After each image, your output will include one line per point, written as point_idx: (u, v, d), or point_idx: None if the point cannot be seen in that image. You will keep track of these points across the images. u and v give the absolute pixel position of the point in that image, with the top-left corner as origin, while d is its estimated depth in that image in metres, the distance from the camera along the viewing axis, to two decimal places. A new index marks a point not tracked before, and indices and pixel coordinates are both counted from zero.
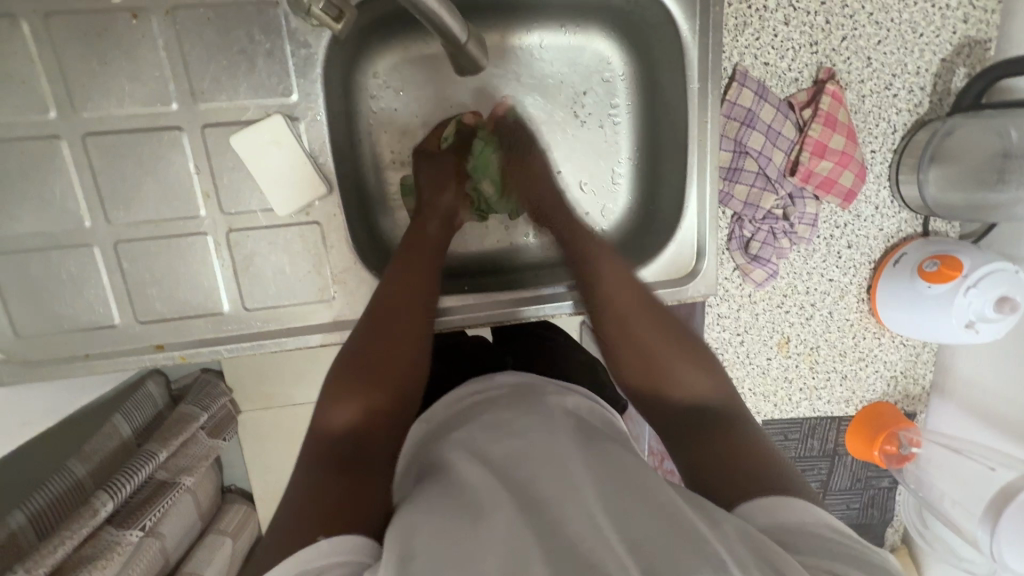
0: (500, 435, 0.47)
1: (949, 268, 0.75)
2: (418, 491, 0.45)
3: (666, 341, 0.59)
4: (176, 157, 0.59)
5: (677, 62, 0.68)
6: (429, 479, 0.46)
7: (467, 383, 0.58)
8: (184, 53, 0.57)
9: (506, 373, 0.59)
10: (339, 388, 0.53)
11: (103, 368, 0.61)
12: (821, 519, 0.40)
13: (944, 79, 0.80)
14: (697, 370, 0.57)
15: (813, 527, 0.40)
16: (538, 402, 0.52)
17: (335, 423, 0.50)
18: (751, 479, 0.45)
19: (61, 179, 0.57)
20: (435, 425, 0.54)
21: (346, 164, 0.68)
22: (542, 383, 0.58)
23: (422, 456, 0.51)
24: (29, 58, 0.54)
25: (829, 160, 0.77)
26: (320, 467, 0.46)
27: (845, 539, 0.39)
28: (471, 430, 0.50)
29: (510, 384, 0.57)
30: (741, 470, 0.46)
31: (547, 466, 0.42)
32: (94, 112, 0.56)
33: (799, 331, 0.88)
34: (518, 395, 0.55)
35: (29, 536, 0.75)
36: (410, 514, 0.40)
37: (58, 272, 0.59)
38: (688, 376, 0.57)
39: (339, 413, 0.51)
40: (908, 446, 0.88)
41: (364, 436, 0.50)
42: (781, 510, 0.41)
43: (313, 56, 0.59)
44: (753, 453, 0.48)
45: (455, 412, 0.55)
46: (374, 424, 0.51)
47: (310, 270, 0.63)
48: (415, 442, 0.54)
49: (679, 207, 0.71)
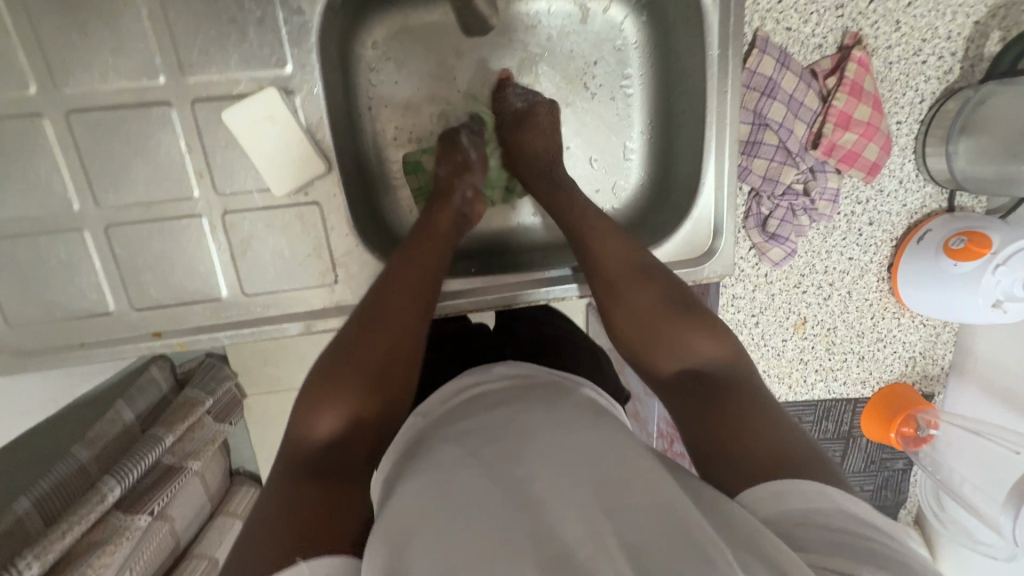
0: (496, 433, 0.45)
1: (978, 245, 0.71)
2: (411, 481, 0.43)
3: (664, 308, 0.57)
4: (165, 135, 0.55)
5: (695, 27, 0.63)
6: (423, 468, 0.44)
7: (464, 376, 0.56)
8: (170, 22, 0.53)
9: (504, 364, 0.57)
10: (322, 390, 0.51)
11: (99, 357, 0.59)
12: (841, 509, 0.38)
13: (977, 44, 0.75)
14: (697, 335, 0.55)
15: (833, 521, 0.37)
16: (540, 395, 0.50)
17: (314, 433, 0.50)
18: (765, 467, 0.43)
19: (45, 159, 0.54)
20: (429, 421, 0.51)
21: (344, 141, 0.64)
22: (543, 374, 0.55)
23: (417, 447, 0.48)
24: (4, 29, 0.51)
25: (854, 132, 0.73)
26: (298, 484, 0.46)
27: (870, 534, 0.36)
28: (469, 424, 0.47)
29: (510, 375, 0.55)
30: (748, 444, 0.45)
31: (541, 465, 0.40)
32: (76, 87, 0.53)
33: (816, 311, 0.85)
34: (519, 388, 0.52)
35: (35, 522, 0.73)
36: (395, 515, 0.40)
37: (47, 258, 0.56)
38: (693, 350, 0.55)
39: (323, 418, 0.50)
40: (926, 428, 0.85)
41: (339, 454, 0.49)
42: (794, 503, 0.39)
43: (308, 24, 0.55)
44: (768, 439, 0.46)
45: (451, 406, 0.52)
46: (350, 441, 0.50)
47: (310, 253, 0.61)
48: (408, 437, 0.51)
49: (696, 180, 0.67)
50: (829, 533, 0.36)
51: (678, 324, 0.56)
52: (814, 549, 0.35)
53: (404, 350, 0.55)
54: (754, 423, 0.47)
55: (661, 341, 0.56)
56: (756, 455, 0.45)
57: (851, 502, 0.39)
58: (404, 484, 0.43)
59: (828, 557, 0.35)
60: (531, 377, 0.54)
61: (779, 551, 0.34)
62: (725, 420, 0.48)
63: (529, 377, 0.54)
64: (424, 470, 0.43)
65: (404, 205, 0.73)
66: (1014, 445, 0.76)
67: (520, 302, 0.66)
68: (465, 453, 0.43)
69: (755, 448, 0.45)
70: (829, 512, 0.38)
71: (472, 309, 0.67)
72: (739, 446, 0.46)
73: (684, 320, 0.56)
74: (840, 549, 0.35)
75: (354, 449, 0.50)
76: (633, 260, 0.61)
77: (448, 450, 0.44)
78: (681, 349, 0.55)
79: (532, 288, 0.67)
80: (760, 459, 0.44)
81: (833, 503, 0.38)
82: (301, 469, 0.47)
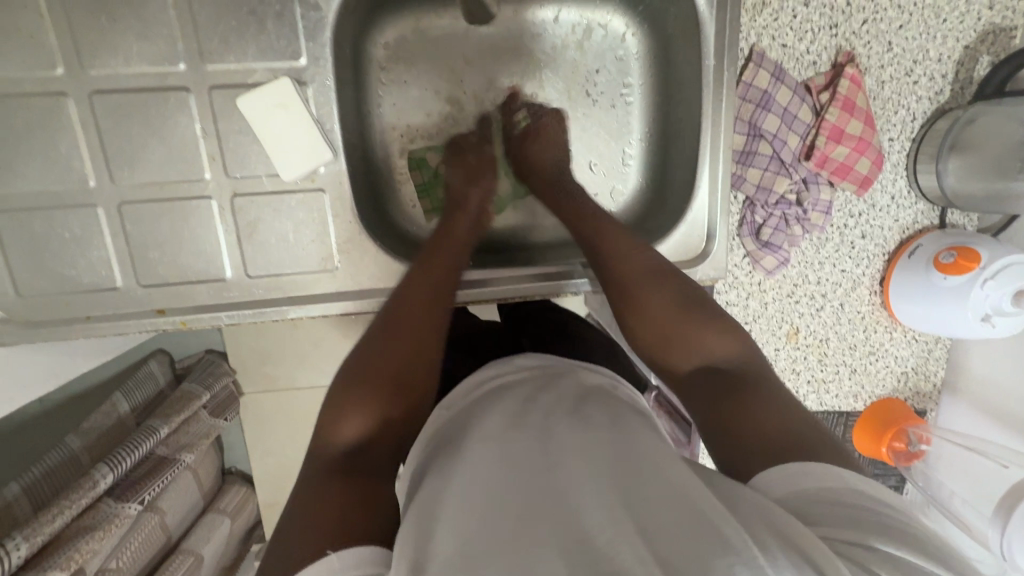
0: (517, 426, 0.45)
1: (966, 259, 0.73)
2: (428, 477, 0.43)
3: (681, 310, 0.57)
4: (182, 119, 0.58)
5: (693, 38, 0.66)
6: (437, 465, 0.44)
7: (488, 366, 0.56)
8: (193, 12, 0.56)
9: (526, 356, 0.57)
10: (347, 396, 0.51)
11: (103, 331, 0.61)
12: (852, 485, 0.39)
13: (966, 67, 0.78)
14: (719, 335, 0.55)
15: (837, 491, 0.39)
16: (559, 389, 0.50)
17: (340, 434, 0.49)
18: (781, 448, 0.44)
19: (66, 136, 0.57)
20: (455, 413, 0.51)
21: (352, 134, 0.67)
22: (568, 368, 0.55)
23: (442, 439, 0.48)
24: (38, 13, 0.54)
25: (846, 146, 0.75)
26: (325, 480, 0.45)
27: (871, 503, 0.38)
28: (485, 416, 0.48)
29: (530, 367, 0.55)
30: (759, 428, 0.46)
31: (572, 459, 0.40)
32: (101, 70, 0.56)
33: (809, 322, 0.87)
34: (543, 383, 0.52)
35: (25, 507, 0.74)
36: (423, 502, 0.40)
37: (61, 232, 0.58)
38: (709, 340, 0.55)
39: (347, 425, 0.49)
40: (917, 443, 0.86)
41: (365, 452, 0.48)
42: (805, 478, 0.40)
43: (324, 19, 0.58)
44: (784, 424, 0.46)
45: (476, 397, 0.52)
46: (376, 442, 0.49)
47: (314, 239, 0.63)
48: (436, 427, 0.51)
49: (691, 183, 0.69)
50: (834, 504, 0.38)
51: (687, 320, 0.57)
52: (821, 522, 0.37)
53: (426, 351, 0.55)
54: (761, 407, 0.47)
55: (677, 340, 0.56)
56: (757, 436, 0.45)
57: (856, 474, 0.40)
58: (431, 475, 0.43)
59: (835, 531, 0.36)
60: (550, 370, 0.54)
61: (784, 519, 0.35)
62: (731, 405, 0.48)
63: (551, 367, 0.55)
64: (450, 465, 0.43)
65: (407, 200, 0.75)
66: (1004, 459, 0.77)
67: (516, 297, 0.68)
68: (481, 445, 0.44)
69: (758, 427, 0.46)
70: (836, 486, 0.39)
71: (469, 302, 0.68)
72: (750, 425, 0.46)
73: (696, 317, 0.57)
74: (846, 522, 0.36)
75: (379, 445, 0.49)
76: (649, 268, 0.61)
77: (470, 442, 0.44)
78: (694, 348, 0.55)
79: (528, 286, 0.68)
80: (760, 437, 0.45)
81: (839, 478, 0.39)
82: (327, 469, 0.47)
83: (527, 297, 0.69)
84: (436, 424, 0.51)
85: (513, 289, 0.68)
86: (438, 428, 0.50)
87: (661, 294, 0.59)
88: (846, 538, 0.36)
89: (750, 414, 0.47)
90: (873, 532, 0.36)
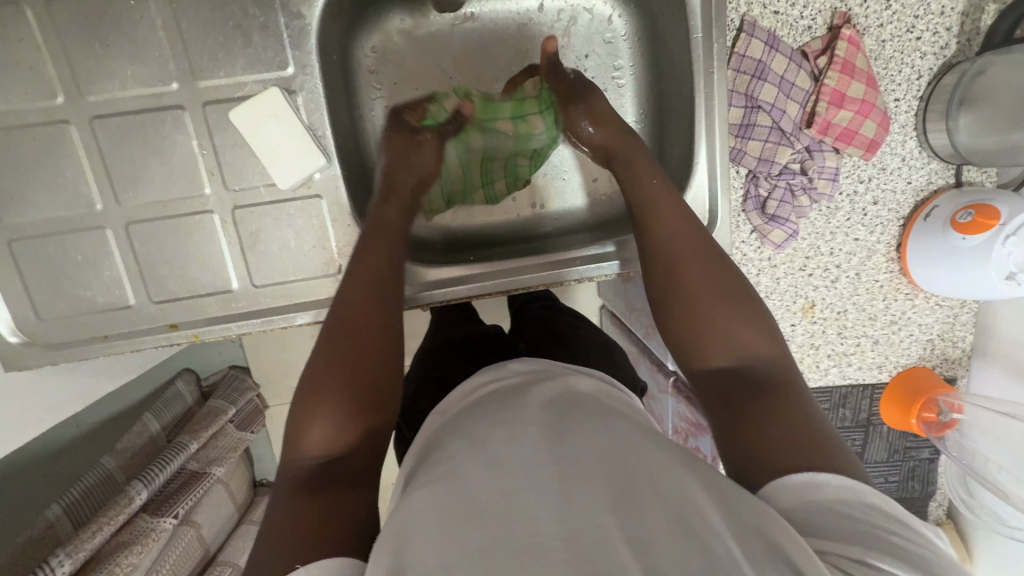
0: (506, 430, 0.44)
1: (985, 217, 0.71)
2: (420, 475, 0.43)
3: (720, 297, 0.55)
4: (179, 136, 0.59)
5: (680, 12, 0.65)
6: (434, 461, 0.44)
7: (482, 372, 0.56)
8: (181, 30, 0.57)
9: (520, 361, 0.57)
10: (311, 405, 0.51)
11: (121, 349, 0.63)
12: (857, 499, 0.38)
13: (972, 18, 0.75)
14: (753, 330, 0.54)
15: (843, 506, 0.38)
16: (541, 395, 0.49)
17: (308, 448, 0.49)
18: (798, 453, 0.43)
19: (71, 162, 0.59)
20: (448, 417, 0.52)
21: (345, 139, 0.67)
22: (559, 370, 0.54)
23: (433, 446, 0.48)
24: (35, 45, 0.56)
25: (849, 110, 0.73)
26: (302, 493, 0.45)
27: (878, 519, 0.37)
28: (479, 422, 0.47)
29: (522, 371, 0.54)
30: (793, 431, 0.44)
31: (555, 458, 0.40)
32: (99, 95, 0.58)
33: (824, 294, 0.84)
34: (532, 387, 0.51)
35: (66, 525, 0.77)
36: (410, 501, 0.40)
37: (73, 255, 0.60)
38: (743, 333, 0.54)
39: (313, 435, 0.50)
40: (949, 412, 0.82)
41: (334, 463, 0.49)
42: (809, 492, 0.39)
43: (308, 26, 0.59)
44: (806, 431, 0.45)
45: (467, 403, 0.52)
46: (349, 453, 0.50)
47: (315, 245, 0.63)
48: (424, 437, 0.51)
49: (688, 161, 0.68)
50: (845, 518, 0.37)
51: (728, 311, 0.55)
52: (823, 536, 0.36)
53: (378, 353, 0.55)
54: (786, 417, 0.46)
55: (711, 332, 0.54)
56: (791, 438, 0.44)
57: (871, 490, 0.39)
58: (422, 474, 0.43)
59: (832, 537, 0.36)
60: (543, 374, 0.53)
61: (778, 525, 0.35)
62: (763, 410, 0.47)
63: (543, 372, 0.54)
64: (439, 466, 0.43)
65: None
66: None
67: (515, 288, 0.68)
68: (473, 448, 0.43)
69: (784, 433, 0.44)
70: (849, 501, 0.38)
71: (470, 297, 0.69)
72: (791, 426, 0.45)
73: (736, 309, 0.55)
74: (851, 536, 0.36)
75: (353, 457, 0.50)
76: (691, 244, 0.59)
77: (457, 446, 0.44)
78: (727, 339, 0.54)
79: (531, 276, 0.68)
80: (787, 441, 0.44)
81: (848, 493, 0.39)
82: (302, 480, 0.47)
83: (527, 289, 0.69)
84: (429, 430, 0.52)
85: (512, 280, 0.69)
86: (428, 436, 0.50)
87: (708, 282, 0.56)
88: (847, 552, 0.35)
89: (776, 417, 0.46)
90: (871, 547, 0.35)
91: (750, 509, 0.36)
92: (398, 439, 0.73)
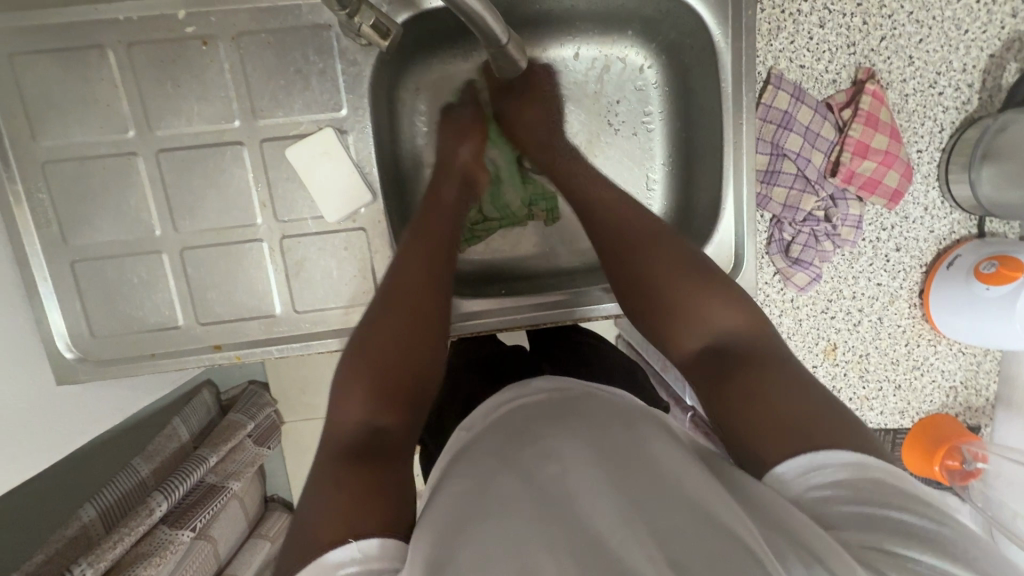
0: (535, 442, 0.46)
1: (1010, 268, 0.72)
2: (449, 484, 0.45)
3: (682, 280, 0.58)
4: (237, 169, 0.63)
5: (711, 67, 0.68)
6: (459, 470, 0.46)
7: (505, 390, 0.57)
8: (246, 74, 0.62)
9: (543, 378, 0.57)
10: (355, 379, 0.53)
11: (167, 367, 0.66)
12: (874, 479, 0.39)
13: (993, 76, 0.77)
14: (727, 313, 0.55)
15: (862, 485, 0.39)
16: (579, 409, 0.50)
17: (351, 421, 0.50)
18: (822, 434, 0.42)
19: (137, 191, 0.63)
20: (475, 432, 0.52)
21: (389, 173, 0.71)
22: (587, 388, 0.55)
23: (462, 455, 0.49)
24: (113, 84, 0.61)
25: (872, 160, 0.75)
26: (333, 471, 0.46)
27: (895, 498, 0.38)
28: (508, 436, 0.48)
29: (548, 387, 0.55)
30: (793, 411, 0.45)
31: (580, 468, 0.42)
32: (167, 130, 0.62)
33: (846, 337, 0.85)
34: (564, 402, 0.52)
35: (98, 528, 0.81)
36: (443, 510, 0.41)
37: (131, 277, 0.64)
38: (715, 313, 0.55)
39: (354, 408, 0.51)
40: (972, 462, 0.82)
41: (374, 437, 0.50)
42: (819, 472, 0.40)
43: (362, 72, 0.63)
44: (808, 404, 0.45)
45: (492, 418, 0.53)
46: (387, 427, 0.51)
47: (355, 274, 0.67)
48: (455, 448, 0.52)
49: (716, 206, 0.70)
50: (857, 504, 0.38)
51: (693, 291, 0.57)
52: (839, 525, 0.37)
53: (422, 326, 0.58)
54: (773, 389, 0.47)
55: (678, 315, 0.57)
56: (784, 416, 0.44)
57: (872, 460, 0.40)
58: (451, 483, 0.45)
59: (847, 527, 0.37)
60: (567, 392, 0.53)
61: (805, 530, 0.36)
62: (745, 394, 0.47)
63: (566, 390, 0.54)
64: (469, 476, 0.44)
65: None
66: None
67: (545, 323, 0.71)
68: (506, 462, 0.45)
69: (781, 415, 0.45)
70: (861, 482, 0.39)
71: (502, 329, 0.72)
72: (790, 413, 0.44)
73: (703, 287, 0.57)
74: (867, 522, 0.37)
75: (390, 432, 0.51)
76: (650, 237, 0.62)
77: (488, 456, 0.46)
78: (698, 320, 0.56)
79: (560, 310, 0.71)
80: (792, 423, 0.44)
81: (863, 471, 0.39)
82: (343, 450, 0.48)
83: (558, 322, 0.72)
84: (457, 445, 0.52)
85: (544, 315, 0.72)
86: (459, 447, 0.51)
87: (665, 266, 0.59)
88: (870, 544, 0.35)
89: (745, 387, 0.48)
90: (891, 534, 0.36)
91: (781, 517, 0.38)
92: (422, 460, 0.74)
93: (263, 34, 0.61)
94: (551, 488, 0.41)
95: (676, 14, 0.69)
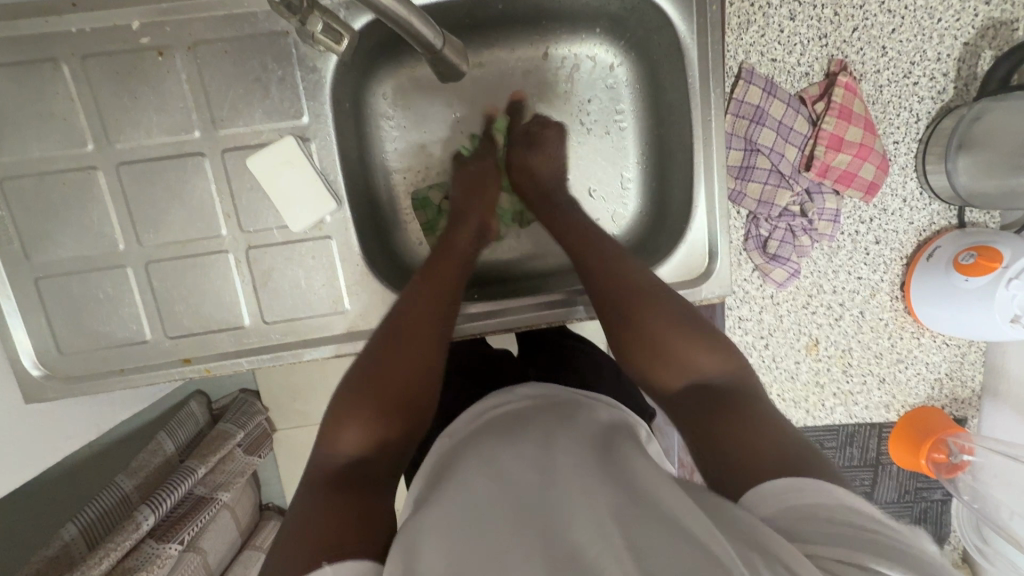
0: (526, 447, 0.46)
1: (988, 259, 0.71)
2: (426, 499, 0.45)
3: (673, 323, 0.56)
4: (199, 180, 0.63)
5: (678, 62, 0.68)
6: (435, 486, 0.46)
7: (486, 396, 0.57)
8: (205, 83, 0.61)
9: (525, 385, 0.58)
10: (349, 411, 0.52)
11: (137, 382, 0.65)
12: (851, 507, 0.38)
13: (968, 64, 0.76)
14: (711, 353, 0.54)
15: (840, 509, 0.38)
16: (569, 417, 0.50)
17: (342, 450, 0.50)
18: (794, 463, 0.43)
19: (98, 205, 0.62)
20: (456, 441, 0.52)
21: (357, 179, 0.70)
22: (573, 394, 0.55)
23: (443, 465, 0.49)
24: (69, 98, 0.60)
25: (847, 153, 0.74)
26: (317, 500, 0.46)
27: (871, 523, 0.37)
28: (488, 443, 0.48)
29: (530, 394, 0.55)
30: (768, 452, 0.44)
31: (557, 473, 0.41)
32: (125, 143, 0.61)
33: (828, 332, 0.84)
34: (548, 408, 0.52)
35: (79, 547, 0.81)
36: (417, 521, 0.41)
37: (96, 292, 0.63)
38: (703, 355, 0.54)
39: (346, 439, 0.51)
40: (959, 454, 0.81)
41: (362, 467, 0.50)
42: (793, 493, 0.40)
43: (323, 79, 0.62)
44: (774, 441, 0.45)
45: (475, 426, 0.53)
46: (376, 457, 0.51)
47: (325, 282, 0.66)
48: (436, 455, 0.52)
49: (689, 204, 0.70)
50: (831, 522, 0.37)
51: (686, 340, 0.55)
52: (812, 538, 0.36)
53: (425, 353, 0.57)
54: (756, 433, 0.46)
55: (668, 358, 0.55)
56: (771, 456, 0.44)
57: (854, 496, 0.39)
58: (429, 496, 0.44)
59: (821, 541, 0.36)
60: (554, 399, 0.54)
61: (772, 540, 0.35)
62: (731, 439, 0.46)
63: (552, 396, 0.55)
64: (446, 489, 0.44)
65: (412, 236, 0.78)
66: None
67: (522, 326, 0.70)
68: (482, 471, 0.44)
69: (761, 454, 0.44)
70: (833, 504, 0.38)
71: (479, 335, 0.71)
72: (767, 454, 0.44)
73: (690, 328, 0.56)
74: (842, 539, 0.35)
75: (377, 460, 0.51)
76: (640, 279, 0.60)
77: (469, 465, 0.46)
78: (686, 363, 0.54)
79: (539, 312, 0.70)
80: (765, 460, 0.44)
81: (833, 495, 0.39)
82: (328, 481, 0.48)
83: (537, 325, 0.70)
84: (437, 452, 0.52)
85: (523, 319, 0.70)
86: (439, 456, 0.51)
87: (664, 316, 0.56)
88: (845, 557, 0.34)
89: (733, 435, 0.46)
90: (872, 551, 0.34)
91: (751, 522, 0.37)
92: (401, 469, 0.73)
93: (219, 43, 0.60)
94: (524, 493, 0.41)
95: (642, 11, 0.68)
